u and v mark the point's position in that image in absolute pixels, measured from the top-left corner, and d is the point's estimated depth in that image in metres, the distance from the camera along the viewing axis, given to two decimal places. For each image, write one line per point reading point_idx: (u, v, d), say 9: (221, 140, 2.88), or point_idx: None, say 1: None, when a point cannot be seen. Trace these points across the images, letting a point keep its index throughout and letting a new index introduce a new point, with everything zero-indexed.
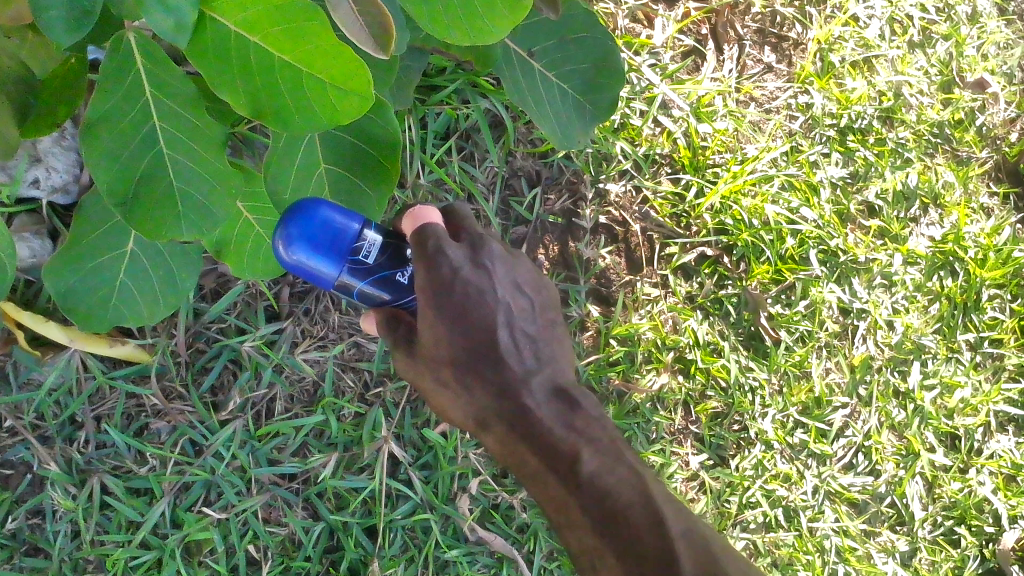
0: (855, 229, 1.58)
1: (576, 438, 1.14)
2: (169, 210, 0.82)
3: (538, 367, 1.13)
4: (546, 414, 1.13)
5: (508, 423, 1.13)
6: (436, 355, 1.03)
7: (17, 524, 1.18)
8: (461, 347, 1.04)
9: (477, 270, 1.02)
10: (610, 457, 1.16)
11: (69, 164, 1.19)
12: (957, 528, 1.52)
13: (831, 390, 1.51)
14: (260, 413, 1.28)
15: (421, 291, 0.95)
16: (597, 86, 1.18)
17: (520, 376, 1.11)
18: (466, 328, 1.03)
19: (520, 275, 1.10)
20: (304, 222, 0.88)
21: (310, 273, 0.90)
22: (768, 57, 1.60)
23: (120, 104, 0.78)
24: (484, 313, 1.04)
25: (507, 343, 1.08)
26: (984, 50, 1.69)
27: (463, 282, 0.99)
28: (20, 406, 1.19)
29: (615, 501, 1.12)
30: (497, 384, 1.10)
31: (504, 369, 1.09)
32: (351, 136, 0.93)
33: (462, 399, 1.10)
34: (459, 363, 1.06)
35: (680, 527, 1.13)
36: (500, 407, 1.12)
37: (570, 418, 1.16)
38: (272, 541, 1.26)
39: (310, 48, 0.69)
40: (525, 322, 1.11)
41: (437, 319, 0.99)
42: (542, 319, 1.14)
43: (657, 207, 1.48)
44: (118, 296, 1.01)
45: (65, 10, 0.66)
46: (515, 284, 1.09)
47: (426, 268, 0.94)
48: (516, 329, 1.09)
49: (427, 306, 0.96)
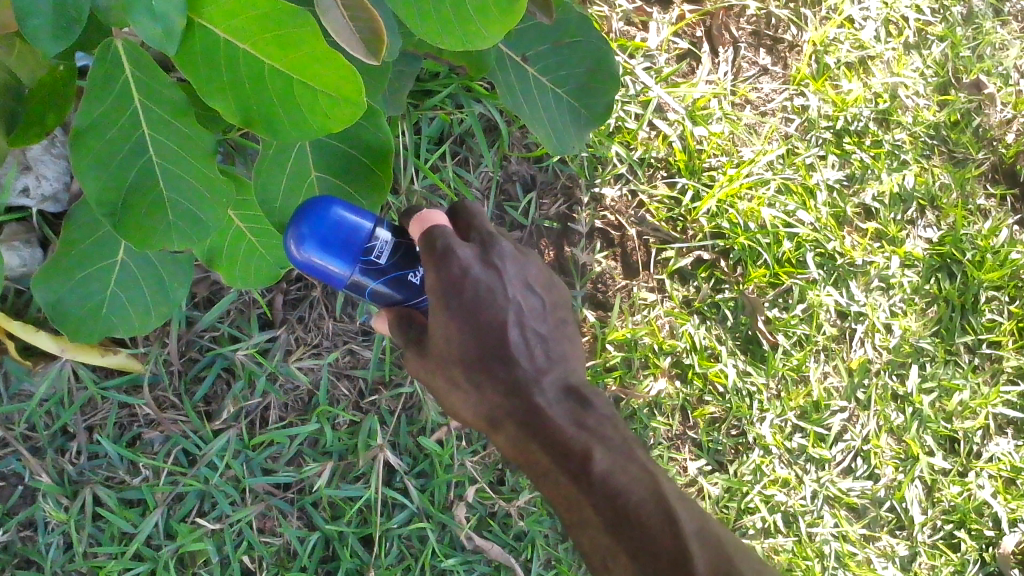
0: (852, 232, 1.57)
1: (587, 435, 1.14)
2: (159, 220, 0.82)
3: (548, 366, 1.13)
4: (556, 412, 1.13)
5: (519, 422, 1.12)
6: (448, 353, 1.02)
7: (8, 536, 1.17)
8: (472, 345, 1.03)
9: (487, 269, 1.02)
10: (621, 455, 1.16)
11: (59, 172, 1.17)
12: (956, 531, 1.51)
13: (829, 394, 1.50)
14: (254, 422, 1.27)
15: (431, 291, 0.96)
16: (592, 90, 1.17)
17: (531, 375, 1.11)
18: (477, 326, 1.02)
19: (530, 274, 1.10)
20: (315, 221, 0.88)
21: (322, 273, 0.90)
22: (763, 60, 1.59)
23: (108, 113, 0.77)
24: (495, 311, 1.04)
25: (517, 341, 1.08)
26: (980, 51, 1.68)
27: (473, 281, 0.99)
28: (12, 417, 1.18)
29: (627, 501, 1.11)
30: (508, 383, 1.09)
31: (515, 368, 1.09)
32: (341, 143, 0.91)
33: (473, 398, 1.09)
34: (470, 362, 1.04)
35: (693, 527, 1.12)
36: (512, 405, 1.11)
37: (580, 415, 1.16)
38: (267, 551, 1.25)
39: (300, 53, 0.68)
40: (535, 321, 1.11)
41: (448, 316, 0.98)
42: (552, 318, 1.15)
43: (653, 211, 1.47)
44: (109, 308, 0.99)
45: (53, 19, 0.65)
46: (524, 282, 1.09)
47: (436, 266, 0.95)
48: (526, 328, 1.09)
49: (439, 304, 0.96)
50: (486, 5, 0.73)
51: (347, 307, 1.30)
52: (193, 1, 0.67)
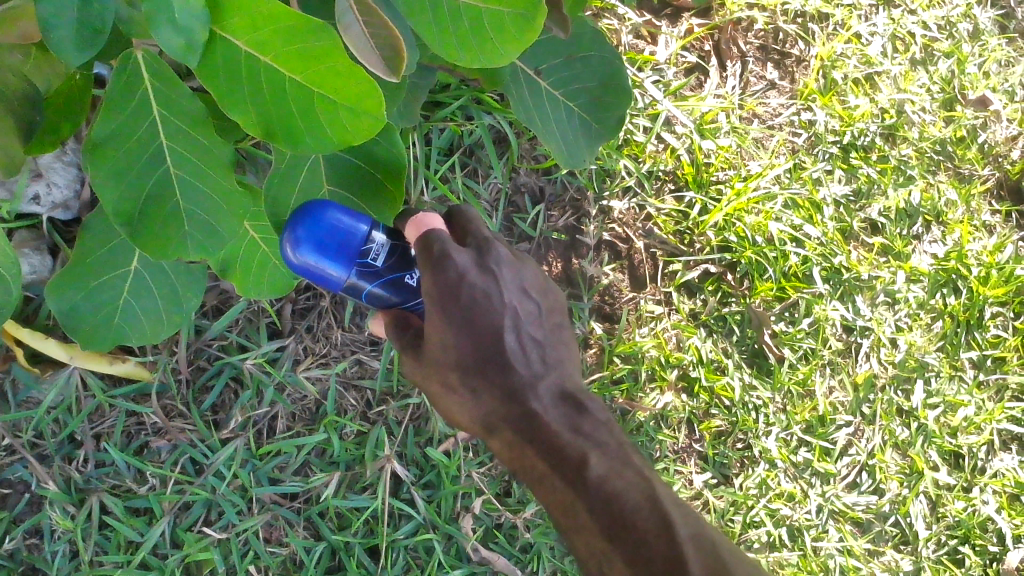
0: (858, 246, 1.57)
1: (582, 441, 1.14)
2: (176, 230, 0.82)
3: (544, 372, 1.13)
4: (552, 417, 1.13)
5: (515, 428, 1.12)
6: (444, 358, 1.02)
7: (14, 543, 1.17)
8: (469, 351, 1.04)
9: (484, 275, 1.02)
10: (617, 460, 1.15)
11: (70, 179, 1.18)
12: (961, 547, 1.51)
13: (835, 409, 1.50)
14: (261, 431, 1.27)
15: (428, 297, 0.96)
16: (603, 104, 1.17)
17: (527, 380, 1.10)
18: (474, 331, 1.02)
19: (528, 279, 1.10)
20: (312, 224, 0.87)
21: (318, 276, 0.90)
22: (771, 74, 1.60)
23: (127, 122, 0.77)
24: (492, 316, 1.03)
25: (514, 347, 1.08)
26: (986, 68, 1.69)
27: (470, 286, 0.99)
28: (19, 425, 1.18)
29: (622, 505, 1.10)
30: (504, 388, 1.09)
31: (511, 374, 1.09)
32: (354, 156, 0.91)
33: (470, 405, 1.08)
34: (468, 368, 1.04)
35: (690, 532, 1.10)
36: (508, 411, 1.11)
37: (577, 421, 1.16)
38: (273, 561, 1.25)
39: (323, 68, 0.68)
40: (532, 327, 1.11)
41: (445, 322, 0.98)
42: (549, 323, 1.14)
43: (661, 224, 1.48)
44: (122, 317, 1.00)
45: (75, 29, 0.65)
46: (520, 288, 1.08)
47: (433, 271, 0.95)
48: (523, 333, 1.09)
49: (437, 308, 0.96)
50: (504, 22, 0.74)
51: (355, 318, 1.30)
52: (215, 14, 0.67)
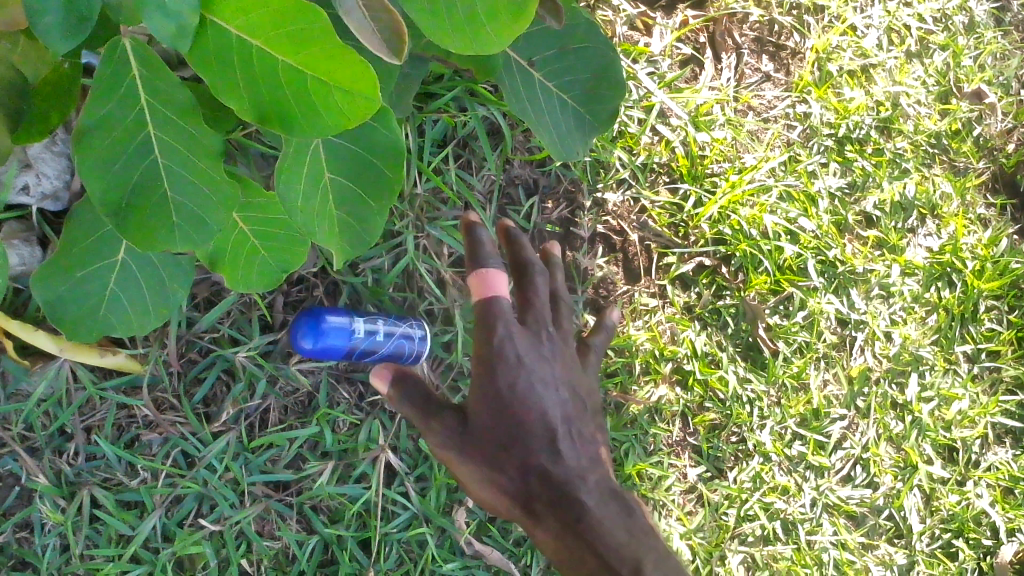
0: (853, 239, 1.56)
1: (630, 543, 1.17)
2: (162, 219, 0.81)
3: (591, 468, 1.19)
4: (602, 514, 1.17)
5: (564, 518, 1.15)
6: (496, 441, 1.11)
7: (4, 537, 1.16)
8: (523, 434, 1.12)
9: (540, 364, 1.14)
10: (662, 565, 1.19)
11: (60, 169, 1.17)
12: (955, 540, 1.51)
13: (829, 402, 1.50)
14: (253, 424, 1.26)
15: (478, 365, 1.11)
16: (597, 96, 1.17)
17: (576, 472, 1.16)
18: (531, 420, 1.12)
19: (574, 375, 1.20)
20: (306, 329, 1.18)
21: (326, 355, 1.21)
22: (766, 66, 1.59)
23: (111, 112, 0.76)
24: (546, 408, 1.14)
25: (565, 441, 1.16)
26: (981, 61, 1.68)
27: (526, 375, 1.12)
28: (9, 417, 1.17)
29: None
30: (556, 480, 1.14)
31: (562, 463, 1.15)
32: (353, 145, 0.88)
33: (518, 490, 1.13)
34: (520, 452, 1.12)
35: None
36: (557, 502, 1.14)
37: (625, 523, 1.19)
38: (267, 554, 1.24)
39: (315, 50, 0.67)
40: (579, 423, 1.19)
41: (491, 391, 1.10)
42: (592, 419, 1.22)
43: (655, 217, 1.47)
44: (108, 308, 0.98)
45: (63, 15, 0.64)
46: (568, 380, 1.19)
47: (484, 347, 1.11)
48: (572, 430, 1.17)
49: (483, 368, 1.11)
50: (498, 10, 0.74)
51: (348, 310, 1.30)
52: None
